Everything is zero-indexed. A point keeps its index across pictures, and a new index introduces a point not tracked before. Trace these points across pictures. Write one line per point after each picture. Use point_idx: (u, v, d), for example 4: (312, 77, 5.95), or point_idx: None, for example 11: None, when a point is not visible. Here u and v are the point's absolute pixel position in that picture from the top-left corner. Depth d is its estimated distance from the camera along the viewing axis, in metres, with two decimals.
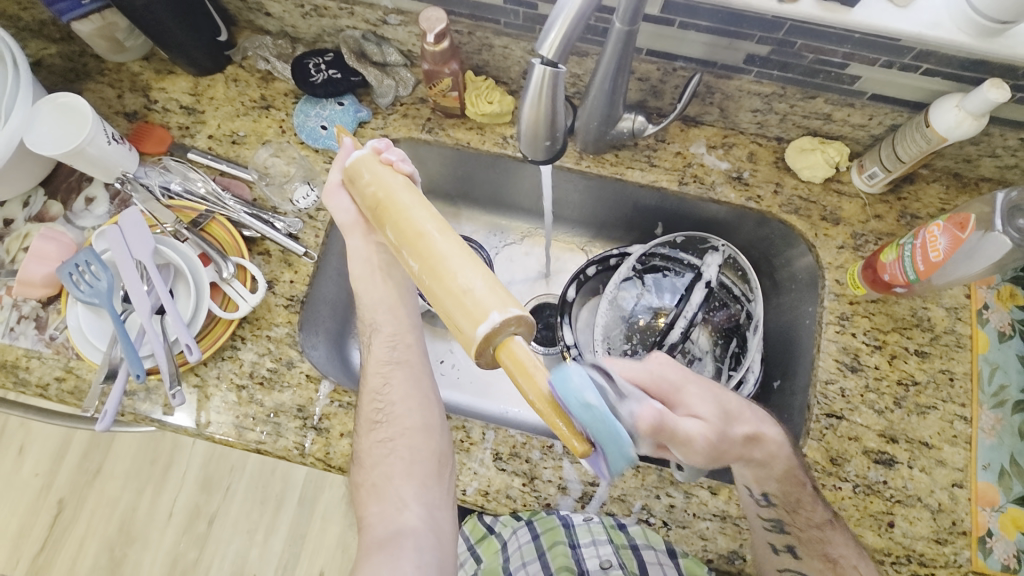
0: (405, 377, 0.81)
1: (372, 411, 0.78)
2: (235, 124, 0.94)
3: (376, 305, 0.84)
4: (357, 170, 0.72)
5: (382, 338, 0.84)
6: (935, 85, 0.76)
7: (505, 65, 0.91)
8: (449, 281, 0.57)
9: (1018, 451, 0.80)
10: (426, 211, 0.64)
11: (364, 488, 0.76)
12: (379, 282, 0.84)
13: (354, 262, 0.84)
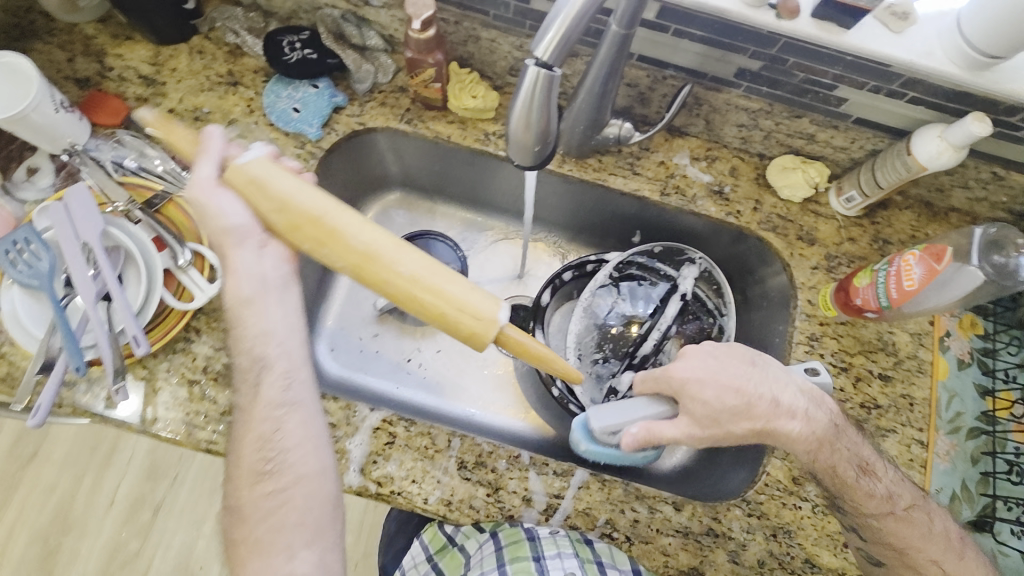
0: (308, 424, 0.65)
1: (258, 461, 0.63)
2: (198, 99, 0.88)
3: (268, 339, 0.66)
4: (274, 184, 0.61)
5: (276, 380, 0.65)
6: (919, 114, 0.76)
7: (491, 59, 0.88)
8: (442, 293, 0.59)
9: (969, 477, 0.83)
10: (370, 228, 0.60)
11: (245, 544, 0.61)
12: (274, 309, 0.67)
13: (239, 279, 0.65)
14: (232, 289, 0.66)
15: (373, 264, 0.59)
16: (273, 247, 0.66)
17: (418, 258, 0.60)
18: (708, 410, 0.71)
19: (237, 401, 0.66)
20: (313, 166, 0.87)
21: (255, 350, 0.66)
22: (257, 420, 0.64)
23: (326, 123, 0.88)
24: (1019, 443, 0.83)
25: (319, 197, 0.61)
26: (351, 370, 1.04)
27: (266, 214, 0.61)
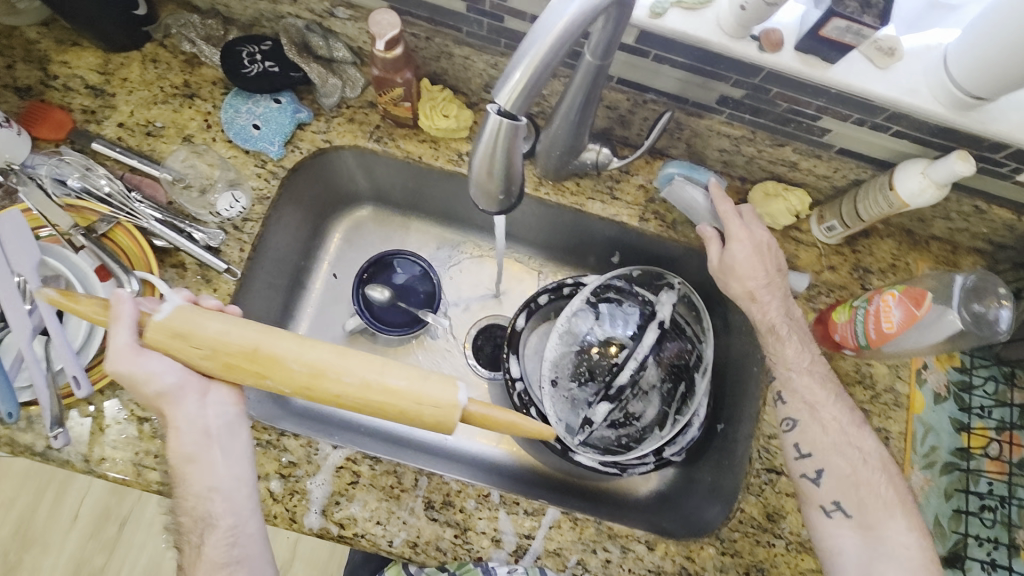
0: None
1: None
2: (151, 112, 0.82)
3: (215, 493, 0.65)
4: (200, 330, 0.59)
5: (220, 535, 0.63)
6: (902, 147, 0.74)
7: (464, 76, 0.83)
8: (397, 398, 0.59)
9: (943, 513, 0.82)
10: (311, 345, 0.59)
11: None
12: (221, 459, 0.66)
13: (182, 434, 0.64)
14: (175, 446, 0.64)
15: (320, 383, 0.57)
16: (216, 390, 0.66)
17: (362, 361, 0.59)
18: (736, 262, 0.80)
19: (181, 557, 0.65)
20: (275, 186, 0.83)
21: (196, 508, 0.64)
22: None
23: (289, 141, 0.83)
24: (990, 476, 0.83)
25: (248, 335, 0.59)
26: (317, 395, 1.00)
27: (198, 363, 0.59)
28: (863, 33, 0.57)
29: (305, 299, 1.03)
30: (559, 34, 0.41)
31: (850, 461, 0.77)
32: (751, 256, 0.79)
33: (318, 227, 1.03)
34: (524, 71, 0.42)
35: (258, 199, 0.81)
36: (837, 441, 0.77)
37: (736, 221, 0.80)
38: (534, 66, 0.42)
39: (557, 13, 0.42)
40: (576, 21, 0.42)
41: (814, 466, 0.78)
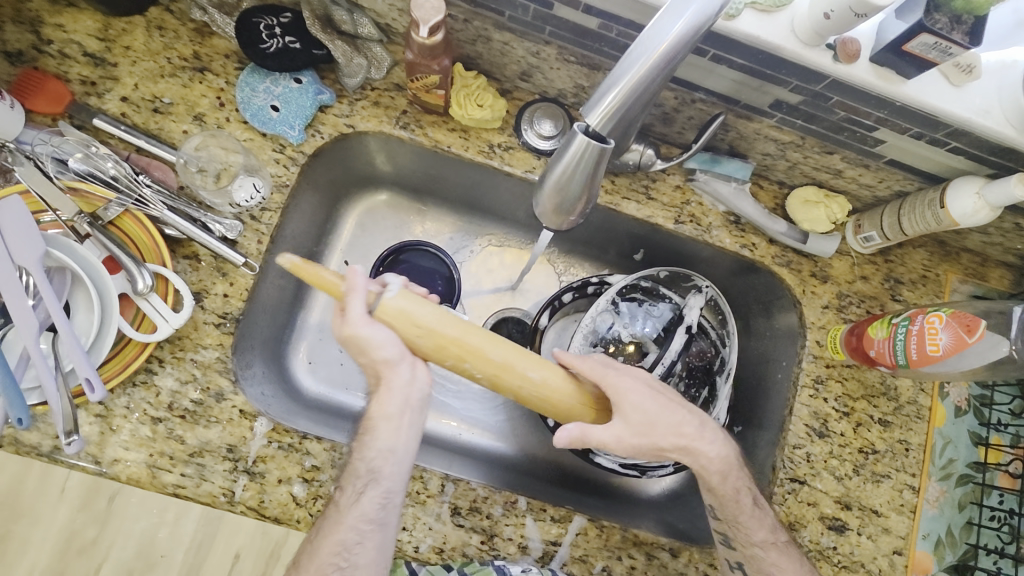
0: (383, 543, 0.65)
1: (332, 559, 0.62)
2: (158, 86, 0.75)
3: (388, 457, 0.65)
4: (419, 313, 0.60)
5: (377, 493, 0.65)
6: (956, 163, 0.72)
7: (501, 62, 0.78)
8: (557, 395, 0.65)
9: (956, 523, 0.84)
10: (498, 341, 0.63)
11: None
12: (402, 435, 0.66)
13: (389, 394, 0.65)
14: (379, 404, 0.65)
15: (509, 378, 0.62)
16: (425, 365, 0.66)
17: (532, 360, 0.64)
18: (638, 422, 0.66)
19: (334, 496, 0.66)
20: (294, 173, 0.77)
21: (370, 460, 0.65)
22: (348, 524, 0.64)
23: (310, 124, 0.77)
24: (1002, 489, 0.84)
25: (450, 329, 0.61)
26: (330, 387, 0.97)
27: (414, 340, 0.61)
28: (949, 51, 0.54)
29: (316, 288, 0.98)
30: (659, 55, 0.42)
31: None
32: (656, 402, 0.67)
33: (332, 212, 0.98)
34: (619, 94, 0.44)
35: (278, 186, 0.76)
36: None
37: (620, 371, 0.68)
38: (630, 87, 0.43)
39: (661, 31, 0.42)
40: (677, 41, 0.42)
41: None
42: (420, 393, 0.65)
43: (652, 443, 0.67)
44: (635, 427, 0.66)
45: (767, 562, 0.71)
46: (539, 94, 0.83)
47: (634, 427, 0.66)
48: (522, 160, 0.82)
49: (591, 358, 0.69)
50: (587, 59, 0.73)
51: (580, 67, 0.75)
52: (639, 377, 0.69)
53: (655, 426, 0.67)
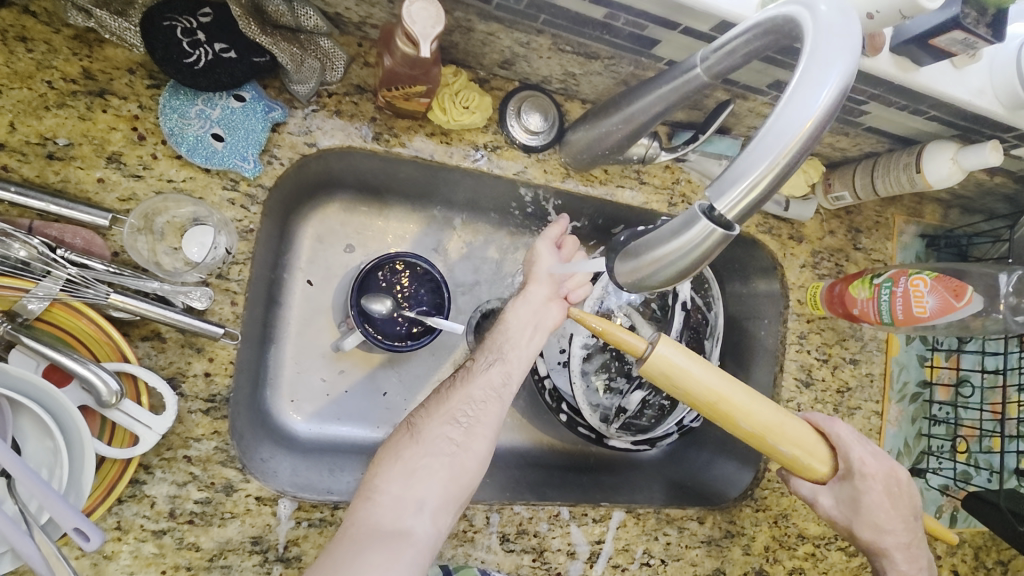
0: (499, 414, 0.67)
1: (456, 407, 0.66)
2: (44, 123, 0.57)
3: (515, 345, 0.71)
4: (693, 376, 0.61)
5: (500, 368, 0.69)
6: (930, 128, 0.75)
7: (480, 51, 0.68)
8: (804, 460, 0.64)
9: (908, 434, 0.98)
10: (765, 402, 0.63)
11: (405, 462, 0.62)
12: (527, 335, 0.71)
13: (523, 299, 0.72)
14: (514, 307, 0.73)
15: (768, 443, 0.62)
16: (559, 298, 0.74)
17: (788, 434, 0.63)
18: (847, 499, 0.70)
19: (467, 364, 0.71)
20: (255, 213, 0.64)
21: (501, 340, 0.71)
22: (476, 384, 0.68)
23: (264, 150, 0.64)
24: (941, 400, 0.99)
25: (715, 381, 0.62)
26: (326, 422, 0.87)
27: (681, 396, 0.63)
28: (973, 45, 0.54)
29: (283, 317, 0.86)
30: (803, 137, 0.33)
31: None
32: (880, 496, 0.69)
33: (285, 228, 0.83)
34: (753, 189, 0.34)
35: (242, 233, 0.63)
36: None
37: (874, 457, 0.68)
38: (773, 181, 0.34)
39: (802, 108, 0.33)
40: (827, 113, 0.33)
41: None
42: (548, 312, 0.72)
43: (849, 515, 0.71)
44: (839, 499, 0.71)
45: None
46: (520, 80, 0.74)
47: (839, 495, 0.70)
48: (512, 159, 0.75)
49: (846, 433, 0.68)
50: (583, 48, 0.65)
51: (575, 56, 0.67)
52: (887, 475, 0.69)
53: (862, 514, 0.70)
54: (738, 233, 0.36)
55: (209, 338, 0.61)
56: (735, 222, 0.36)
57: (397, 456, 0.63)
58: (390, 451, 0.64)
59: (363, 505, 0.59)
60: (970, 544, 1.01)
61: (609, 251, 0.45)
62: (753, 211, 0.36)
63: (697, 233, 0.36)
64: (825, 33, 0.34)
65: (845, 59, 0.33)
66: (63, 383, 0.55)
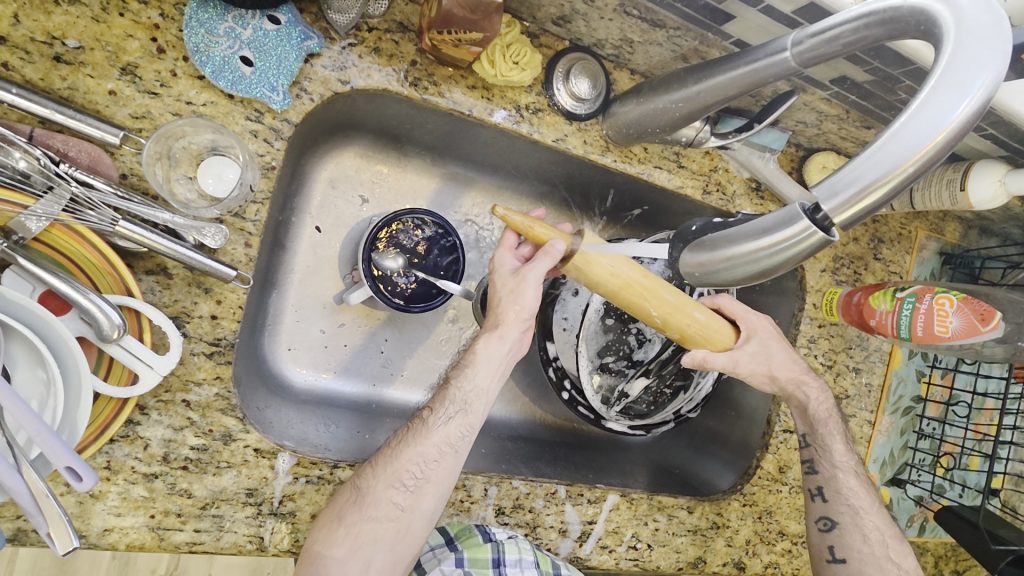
0: (455, 469, 0.63)
1: (405, 471, 0.61)
2: (51, 20, 0.51)
3: (481, 395, 0.65)
4: (601, 263, 0.61)
5: (462, 421, 0.63)
6: (981, 145, 0.73)
7: (537, 3, 0.63)
8: (712, 335, 0.67)
9: (895, 446, 1.00)
10: (666, 287, 0.65)
11: (347, 528, 0.58)
12: (492, 375, 0.65)
13: (501, 342, 0.65)
14: (487, 344, 0.65)
15: (682, 317, 0.64)
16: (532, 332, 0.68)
17: (693, 310, 0.66)
18: (759, 354, 0.72)
19: (422, 412, 0.65)
20: (279, 149, 0.59)
21: (466, 389, 0.64)
22: (431, 441, 0.62)
23: (294, 81, 0.58)
24: (931, 415, 1.01)
25: (635, 275, 0.62)
26: (321, 375, 0.83)
27: (606, 282, 0.61)
28: None
29: (286, 262, 0.81)
30: (934, 146, 0.31)
31: (890, 569, 0.69)
32: (777, 340, 0.73)
33: (298, 168, 0.77)
34: (864, 195, 0.33)
35: (263, 170, 0.58)
36: (875, 543, 0.70)
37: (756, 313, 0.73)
38: (891, 188, 0.32)
39: (939, 115, 0.31)
40: (964, 122, 0.31)
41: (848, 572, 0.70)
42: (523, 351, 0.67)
43: (766, 366, 0.72)
44: (752, 355, 0.71)
45: (844, 488, 0.74)
46: (571, 41, 0.69)
47: (755, 353, 0.71)
48: (552, 126, 0.70)
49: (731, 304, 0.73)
50: (650, 14, 0.61)
51: (639, 22, 0.62)
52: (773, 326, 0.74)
53: (771, 361, 0.72)
54: (834, 239, 0.35)
55: (218, 279, 0.57)
56: (838, 228, 0.34)
57: (339, 520, 0.58)
58: (330, 509, 0.60)
59: (305, 565, 0.58)
60: (934, 553, 1.05)
61: (676, 238, 0.42)
62: (859, 218, 0.34)
63: (796, 232, 0.34)
64: (971, 33, 0.32)
65: (993, 64, 0.31)
66: (60, 312, 0.50)
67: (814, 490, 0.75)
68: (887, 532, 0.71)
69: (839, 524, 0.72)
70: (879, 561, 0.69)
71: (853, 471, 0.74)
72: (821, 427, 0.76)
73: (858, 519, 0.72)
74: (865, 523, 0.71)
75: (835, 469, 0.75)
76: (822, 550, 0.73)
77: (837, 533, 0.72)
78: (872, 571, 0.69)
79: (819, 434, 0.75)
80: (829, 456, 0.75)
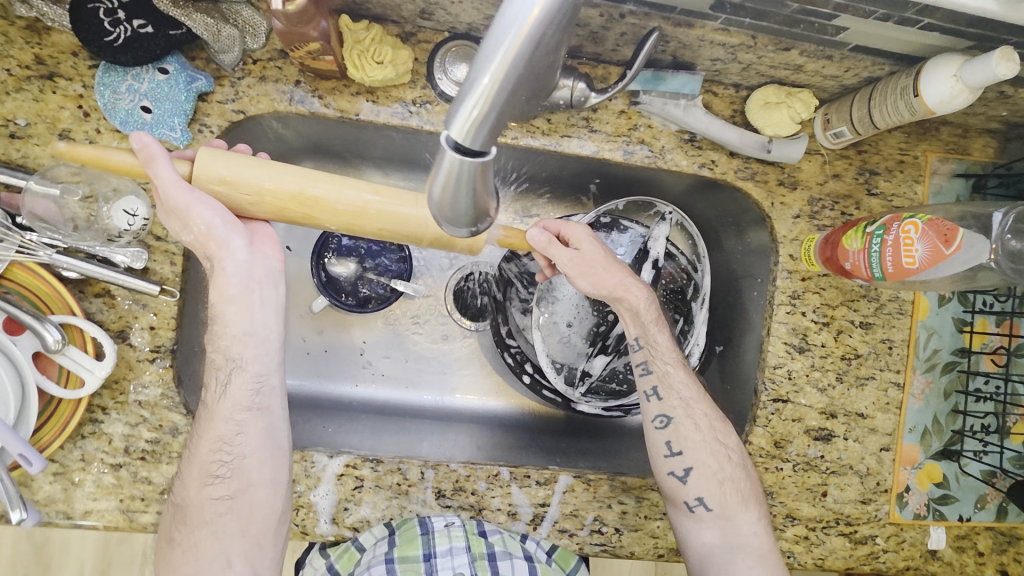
0: (266, 427, 0.64)
1: (210, 463, 0.63)
2: (6, 107, 0.65)
3: (247, 341, 0.63)
4: (247, 178, 0.56)
5: (245, 379, 0.63)
6: (931, 40, 0.62)
7: (392, 4, 0.66)
8: (418, 228, 0.60)
9: (941, 411, 0.84)
10: (349, 183, 0.59)
11: (182, 547, 0.62)
12: (259, 317, 0.64)
13: (228, 276, 0.61)
14: (217, 288, 0.61)
15: (365, 223, 0.59)
16: (261, 242, 0.63)
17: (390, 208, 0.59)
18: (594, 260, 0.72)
19: (201, 398, 0.64)
20: None
21: (228, 348, 0.63)
22: (219, 419, 0.63)
23: (193, 119, 0.68)
24: (987, 372, 0.84)
25: (291, 183, 0.57)
26: (314, 380, 0.96)
27: (247, 207, 0.58)
28: None
29: None
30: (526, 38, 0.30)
31: (716, 449, 0.73)
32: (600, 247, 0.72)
33: None
34: (483, 106, 0.32)
35: None
36: (704, 429, 0.73)
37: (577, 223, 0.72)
38: (504, 90, 0.31)
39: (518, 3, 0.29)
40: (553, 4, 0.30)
41: (683, 463, 0.73)
42: (266, 265, 0.62)
43: (592, 270, 0.71)
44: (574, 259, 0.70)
45: (674, 382, 0.75)
46: (448, 30, 0.71)
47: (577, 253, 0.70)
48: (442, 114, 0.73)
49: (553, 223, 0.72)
50: None
51: None
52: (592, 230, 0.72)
53: (597, 268, 0.72)
54: (493, 155, 0.34)
55: (150, 295, 0.68)
56: (485, 144, 0.33)
57: (170, 542, 0.63)
58: (165, 539, 0.64)
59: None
60: None
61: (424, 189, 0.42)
62: (500, 127, 0.33)
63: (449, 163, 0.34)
64: None
65: None
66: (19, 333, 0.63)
67: (649, 390, 0.75)
68: (714, 416, 0.75)
69: (673, 420, 0.74)
70: (709, 445, 0.73)
71: (680, 363, 0.76)
72: (650, 324, 0.76)
73: (688, 409, 0.74)
74: (694, 412, 0.74)
75: (667, 365, 0.76)
76: (660, 446, 0.74)
77: (671, 429, 0.74)
78: (705, 456, 0.72)
79: (651, 334, 0.75)
80: (661, 352, 0.76)
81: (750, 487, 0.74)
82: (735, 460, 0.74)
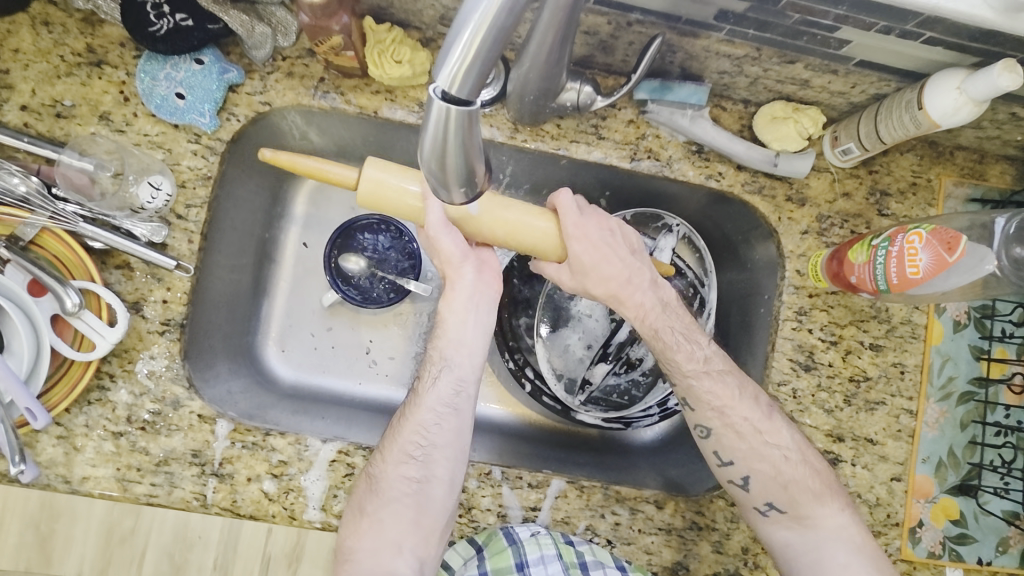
0: (459, 427, 0.70)
1: (410, 444, 0.69)
2: (56, 89, 0.70)
3: (461, 346, 0.71)
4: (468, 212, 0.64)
5: (451, 380, 0.70)
6: (935, 55, 0.63)
7: (414, 8, 0.70)
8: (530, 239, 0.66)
9: (957, 443, 0.80)
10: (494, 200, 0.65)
11: (365, 519, 0.67)
12: (472, 332, 0.71)
13: (456, 292, 0.70)
14: (447, 301, 0.70)
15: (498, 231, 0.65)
16: (487, 271, 0.71)
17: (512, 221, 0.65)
18: (593, 257, 0.68)
19: (414, 385, 0.72)
20: (215, 162, 0.73)
21: (444, 348, 0.71)
22: (427, 407, 0.70)
23: (222, 108, 0.72)
24: (1008, 404, 0.80)
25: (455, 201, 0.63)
26: None
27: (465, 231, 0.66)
28: None
29: (277, 273, 0.86)
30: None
31: (771, 456, 0.71)
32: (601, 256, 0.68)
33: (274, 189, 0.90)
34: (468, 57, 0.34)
35: (201, 179, 0.72)
36: (749, 437, 0.72)
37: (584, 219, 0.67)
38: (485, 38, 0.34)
39: None
40: None
41: (739, 471, 0.73)
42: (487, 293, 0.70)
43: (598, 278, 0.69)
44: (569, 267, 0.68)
45: (703, 393, 0.73)
46: None
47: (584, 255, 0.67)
48: None
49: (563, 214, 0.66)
50: None
51: None
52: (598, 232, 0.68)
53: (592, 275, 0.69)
54: (478, 106, 0.36)
55: (166, 270, 0.71)
56: (468, 95, 0.36)
57: (361, 511, 0.67)
58: (353, 507, 0.68)
59: (343, 563, 0.67)
60: None
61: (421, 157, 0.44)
62: (483, 77, 0.36)
63: (435, 113, 0.36)
64: None
65: None
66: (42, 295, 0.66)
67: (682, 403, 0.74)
68: (758, 415, 0.72)
69: (714, 431, 0.73)
70: (759, 451, 0.72)
71: (705, 372, 0.73)
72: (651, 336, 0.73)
73: (726, 417, 0.72)
74: (732, 419, 0.72)
75: (688, 378, 0.73)
76: (710, 455, 0.74)
77: (714, 439, 0.73)
78: (759, 463, 0.72)
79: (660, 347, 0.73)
80: (682, 354, 0.73)
81: (822, 484, 0.71)
82: (794, 459, 0.72)
